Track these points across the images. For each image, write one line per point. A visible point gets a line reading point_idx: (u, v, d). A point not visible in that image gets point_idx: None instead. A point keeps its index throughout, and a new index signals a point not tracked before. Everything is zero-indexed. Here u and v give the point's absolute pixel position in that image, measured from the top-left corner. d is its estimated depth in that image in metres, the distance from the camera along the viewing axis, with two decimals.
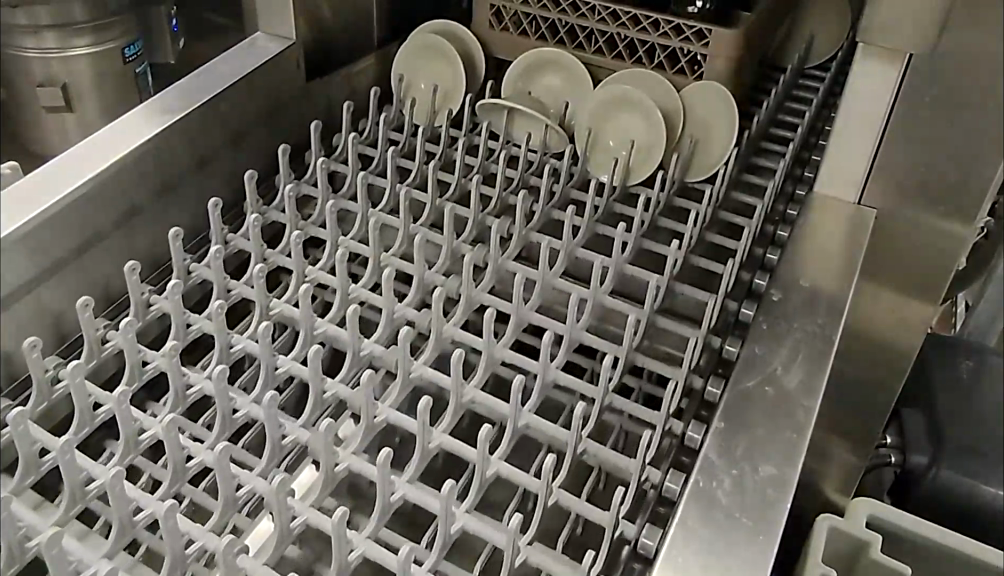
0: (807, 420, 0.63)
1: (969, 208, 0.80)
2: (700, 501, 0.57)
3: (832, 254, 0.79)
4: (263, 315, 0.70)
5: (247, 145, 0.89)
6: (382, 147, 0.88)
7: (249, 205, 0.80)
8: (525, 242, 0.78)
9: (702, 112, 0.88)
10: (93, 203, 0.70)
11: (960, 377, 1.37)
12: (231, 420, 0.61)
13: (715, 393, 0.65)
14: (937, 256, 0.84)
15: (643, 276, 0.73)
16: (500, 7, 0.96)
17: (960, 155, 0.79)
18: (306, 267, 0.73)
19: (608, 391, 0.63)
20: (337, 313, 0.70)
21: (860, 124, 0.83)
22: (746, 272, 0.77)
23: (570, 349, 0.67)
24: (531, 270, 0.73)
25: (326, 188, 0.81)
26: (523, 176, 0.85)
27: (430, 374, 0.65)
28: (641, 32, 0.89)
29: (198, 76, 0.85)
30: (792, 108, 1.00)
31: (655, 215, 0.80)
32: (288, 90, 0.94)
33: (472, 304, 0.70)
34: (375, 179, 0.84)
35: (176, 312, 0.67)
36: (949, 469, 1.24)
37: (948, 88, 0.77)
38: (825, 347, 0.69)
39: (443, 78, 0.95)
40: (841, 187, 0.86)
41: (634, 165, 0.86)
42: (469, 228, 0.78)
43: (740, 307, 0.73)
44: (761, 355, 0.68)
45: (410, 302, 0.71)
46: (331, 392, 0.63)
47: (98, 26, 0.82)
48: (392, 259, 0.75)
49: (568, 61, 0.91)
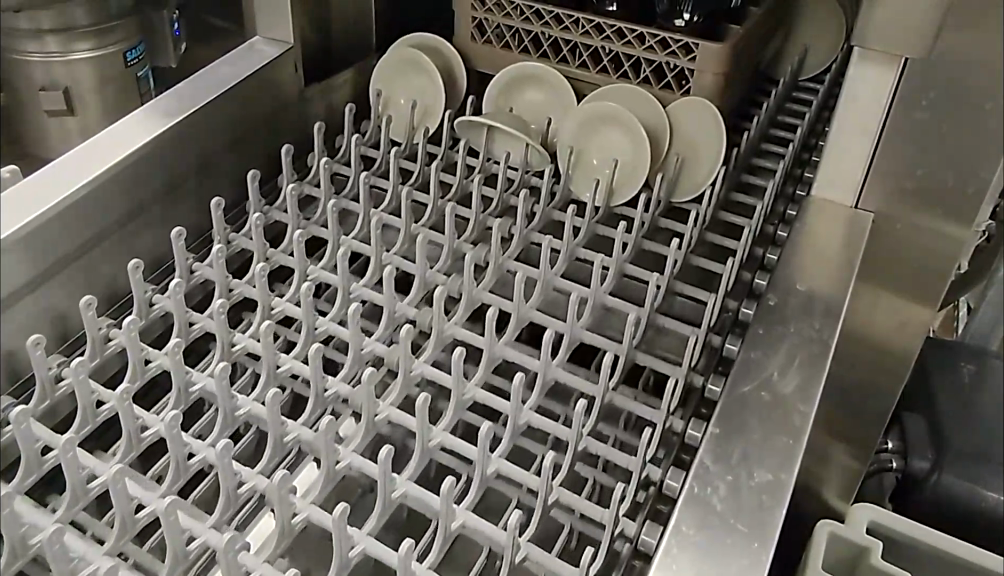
0: (803, 425, 0.63)
1: (968, 209, 0.82)
2: (696, 506, 0.57)
3: (833, 260, 0.78)
4: (226, 351, 0.67)
5: (245, 150, 0.89)
6: (355, 167, 0.85)
7: (215, 232, 0.77)
8: (501, 270, 0.76)
9: (693, 128, 0.87)
10: (93, 204, 0.70)
11: (961, 380, 1.36)
12: (186, 466, 0.59)
13: (695, 436, 0.64)
14: (936, 255, 0.84)
15: (623, 307, 0.71)
16: (483, 19, 0.96)
17: (963, 157, 0.80)
18: (271, 299, 0.71)
19: (582, 435, 0.61)
20: (304, 346, 0.68)
21: (856, 127, 0.82)
22: (733, 300, 0.75)
23: (544, 388, 0.65)
24: (505, 302, 0.71)
25: (295, 214, 0.79)
26: (503, 197, 0.84)
27: (397, 416, 0.63)
28: (627, 46, 0.88)
29: (195, 80, 0.85)
30: (784, 123, 1.00)
31: (639, 238, 0.78)
32: (284, 94, 0.93)
33: (444, 339, 0.68)
34: (348, 204, 0.82)
35: (132, 348, 0.64)
36: (950, 473, 1.23)
37: (948, 90, 0.77)
38: (822, 351, 0.69)
39: (423, 92, 0.94)
40: (838, 189, 0.84)
41: (619, 183, 0.86)
42: (444, 256, 0.76)
43: (725, 342, 0.71)
44: (757, 359, 0.68)
45: (380, 335, 0.69)
46: (292, 435, 0.61)
47: (102, 31, 0.82)
48: (361, 291, 0.73)
49: (552, 78, 0.92)
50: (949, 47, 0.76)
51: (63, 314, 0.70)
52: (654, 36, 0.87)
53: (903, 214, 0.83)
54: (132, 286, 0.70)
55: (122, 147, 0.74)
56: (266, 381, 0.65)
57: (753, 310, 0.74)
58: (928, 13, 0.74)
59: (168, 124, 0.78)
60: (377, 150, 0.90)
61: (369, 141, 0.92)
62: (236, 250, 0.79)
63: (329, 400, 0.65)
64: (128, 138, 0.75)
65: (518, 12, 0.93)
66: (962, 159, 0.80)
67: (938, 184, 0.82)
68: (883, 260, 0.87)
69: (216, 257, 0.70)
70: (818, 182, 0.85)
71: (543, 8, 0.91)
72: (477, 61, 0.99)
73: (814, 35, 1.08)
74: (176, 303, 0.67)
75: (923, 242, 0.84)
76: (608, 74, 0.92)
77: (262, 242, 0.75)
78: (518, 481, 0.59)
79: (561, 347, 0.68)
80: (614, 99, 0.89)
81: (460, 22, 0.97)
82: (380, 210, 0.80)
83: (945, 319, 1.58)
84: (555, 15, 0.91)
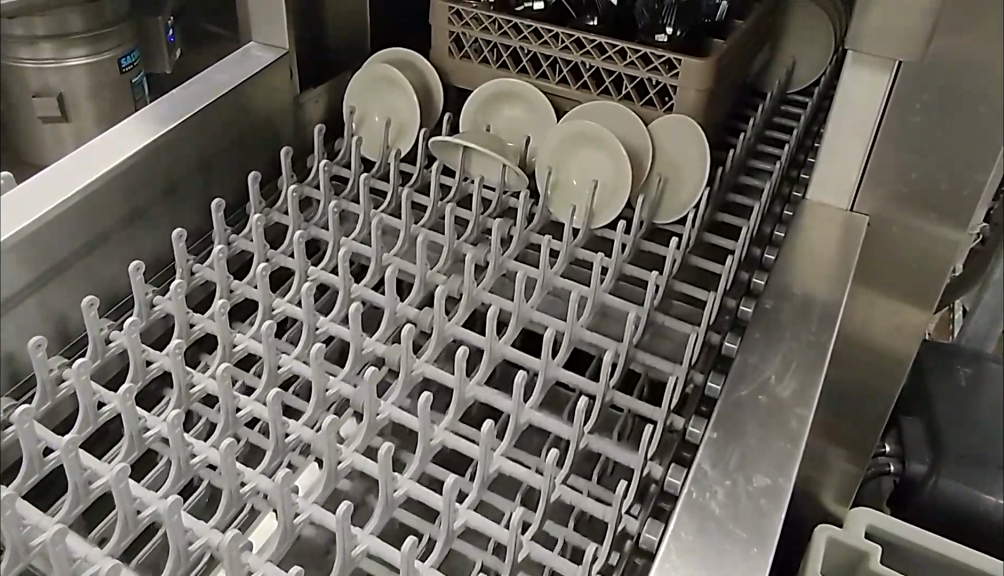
0: (800, 429, 0.63)
1: (963, 213, 0.81)
2: (694, 511, 0.57)
3: (830, 259, 0.79)
4: (184, 394, 0.63)
5: (240, 154, 0.89)
6: (325, 195, 0.82)
7: (177, 262, 0.73)
8: (476, 302, 0.73)
9: (678, 147, 0.87)
10: (91, 208, 0.70)
11: (959, 383, 1.36)
12: (135, 521, 0.56)
13: (675, 484, 0.61)
14: (930, 261, 0.84)
15: (602, 343, 0.68)
16: (461, 33, 0.96)
17: (948, 162, 0.80)
18: (233, 336, 0.67)
19: (555, 483, 0.58)
20: (265, 388, 0.64)
21: (851, 130, 0.82)
22: (715, 333, 0.72)
23: (518, 432, 0.62)
24: (477, 337, 0.68)
25: (261, 245, 0.75)
26: (480, 219, 0.82)
27: (361, 463, 0.59)
28: (607, 61, 0.88)
29: (192, 85, 0.85)
30: (773, 137, 1.00)
31: (621, 263, 0.76)
32: (275, 100, 0.93)
33: (413, 378, 0.65)
34: (318, 231, 0.79)
35: (84, 392, 0.60)
36: (949, 476, 1.23)
37: (938, 91, 0.77)
38: (819, 355, 0.69)
39: (394, 111, 0.92)
40: (834, 189, 0.85)
41: (600, 206, 0.85)
42: (415, 289, 0.73)
43: (706, 380, 0.68)
44: (754, 363, 0.68)
45: (345, 375, 0.66)
46: (250, 484, 0.58)
47: (97, 36, 0.82)
48: (328, 324, 0.69)
49: (532, 98, 0.92)
50: (943, 48, 0.75)
51: (60, 320, 0.69)
52: (635, 51, 0.87)
53: (899, 218, 0.84)
54: (87, 324, 0.66)
55: (126, 147, 0.74)
56: (224, 426, 0.61)
57: (749, 315, 0.74)
58: (916, 19, 0.75)
59: (164, 127, 0.78)
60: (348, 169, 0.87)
61: (342, 162, 0.91)
62: (198, 284, 0.74)
63: (291, 445, 0.61)
64: (130, 141, 0.75)
65: (496, 27, 0.93)
66: (959, 163, 0.79)
67: (940, 189, 0.81)
68: (882, 262, 0.87)
69: (175, 292, 0.67)
70: (814, 184, 0.85)
71: (521, 22, 0.91)
72: (456, 77, 0.99)
73: (805, 46, 1.09)
74: (131, 342, 0.63)
75: (924, 245, 0.84)
76: (589, 90, 0.92)
77: (225, 275, 0.71)
78: (487, 535, 0.56)
79: (535, 389, 0.65)
80: (594, 118, 0.89)
81: (436, 39, 0.97)
82: (350, 239, 0.78)
83: (943, 322, 1.58)
84: (534, 30, 0.91)
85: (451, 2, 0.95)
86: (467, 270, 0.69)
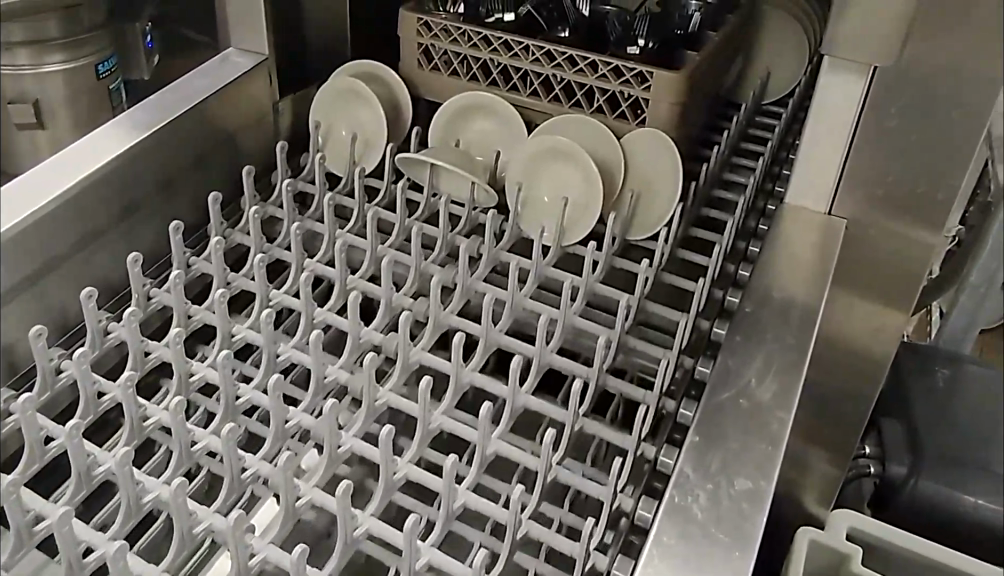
0: (782, 432, 0.63)
1: (937, 215, 0.82)
2: (676, 516, 0.57)
3: (807, 267, 0.78)
4: (135, 428, 0.61)
5: (218, 161, 0.88)
6: (290, 214, 0.80)
7: (132, 288, 0.70)
8: (442, 326, 0.71)
9: (651, 159, 0.87)
10: (70, 215, 0.69)
11: (937, 385, 1.38)
12: (82, 564, 0.53)
13: (646, 518, 0.59)
14: (906, 264, 0.85)
15: (572, 369, 0.67)
16: (430, 45, 0.96)
17: (923, 166, 0.81)
18: (190, 365, 0.65)
19: (522, 519, 0.56)
20: (220, 422, 0.62)
21: (830, 134, 0.82)
22: (688, 357, 0.71)
23: (484, 464, 0.60)
24: (443, 363, 0.66)
25: (221, 268, 0.72)
26: (448, 237, 0.80)
27: (320, 500, 0.57)
28: (578, 74, 0.89)
29: (171, 90, 0.85)
30: (748, 149, 1.01)
31: (593, 282, 0.75)
32: (252, 106, 0.92)
33: (377, 410, 0.63)
34: (281, 253, 0.77)
35: (30, 431, 0.57)
36: (928, 478, 1.24)
37: (914, 95, 0.78)
38: (798, 358, 0.69)
39: (360, 124, 0.91)
40: (815, 193, 0.85)
41: (570, 224, 0.85)
42: (381, 313, 0.71)
43: (679, 407, 0.67)
44: (735, 366, 0.68)
45: (304, 406, 0.63)
46: (203, 524, 0.55)
47: (74, 43, 0.81)
48: (288, 350, 0.67)
49: (504, 112, 0.92)
50: (919, 51, 0.76)
51: (22, 338, 0.68)
52: (606, 63, 0.87)
53: (882, 220, 0.84)
54: (36, 355, 0.63)
55: (106, 150, 0.74)
56: (176, 462, 0.60)
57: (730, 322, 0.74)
58: (896, 23, 0.74)
59: (143, 134, 0.77)
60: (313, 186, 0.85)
61: (307, 179, 0.89)
62: (155, 309, 0.72)
63: (248, 481, 0.59)
64: (111, 145, 0.75)
65: (465, 39, 0.93)
66: (934, 167, 0.80)
67: (924, 190, 0.82)
68: (866, 265, 0.87)
69: (127, 319, 0.64)
70: (795, 188, 0.85)
71: (492, 34, 0.91)
72: (436, 85, 0.98)
73: (778, 54, 1.10)
74: (81, 373, 0.60)
75: (909, 247, 0.85)
76: (560, 102, 0.92)
77: (183, 300, 0.69)
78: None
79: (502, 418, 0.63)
80: (567, 132, 0.89)
81: (405, 50, 0.97)
82: (314, 260, 0.76)
83: (922, 322, 1.59)
84: (504, 42, 0.92)
85: (419, 14, 0.95)
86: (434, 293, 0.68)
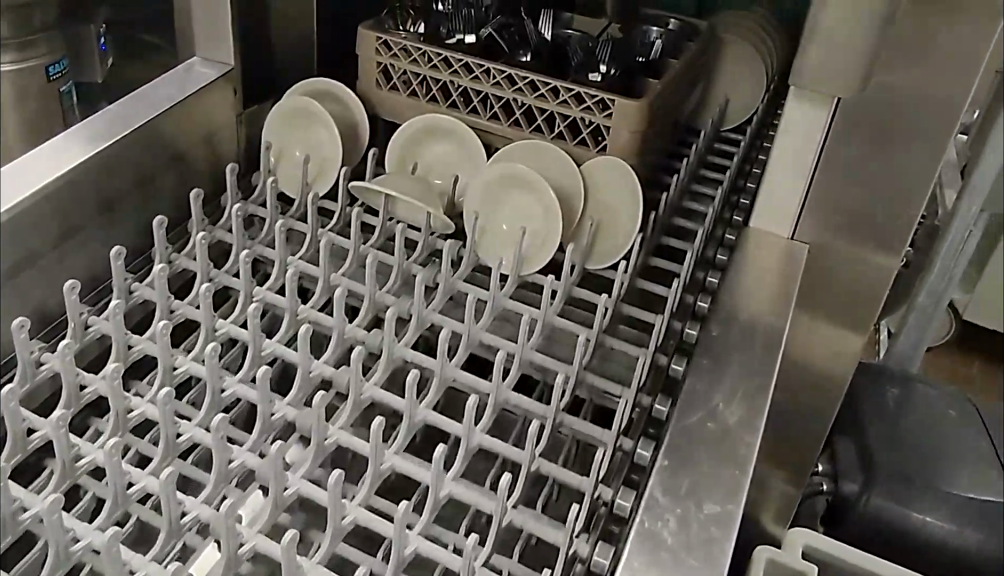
0: (749, 456, 0.64)
1: (897, 241, 0.84)
2: (646, 541, 0.57)
3: (768, 296, 0.79)
4: (66, 469, 0.58)
5: (179, 172, 0.86)
6: (239, 240, 0.78)
7: (68, 316, 0.66)
8: (396, 361, 0.69)
9: (612, 188, 0.88)
10: (22, 227, 0.66)
11: (886, 403, 1.41)
12: None
13: (602, 565, 0.56)
14: (867, 288, 0.87)
15: (528, 408, 0.65)
16: (389, 64, 0.96)
17: (886, 193, 0.83)
18: (128, 401, 0.63)
19: (475, 566, 0.55)
20: (160, 461, 0.60)
21: (794, 162, 0.84)
22: (646, 395, 0.69)
23: (437, 508, 0.58)
24: (395, 401, 0.64)
25: (165, 296, 0.70)
26: (403, 265, 0.79)
27: (265, 547, 0.55)
28: (540, 99, 0.90)
29: (129, 101, 0.82)
30: (707, 176, 1.02)
31: (550, 314, 0.74)
32: (218, 116, 0.90)
33: (325, 452, 0.61)
34: (229, 280, 0.75)
35: None
36: (880, 496, 1.26)
37: (878, 125, 0.80)
38: (764, 382, 0.70)
39: (313, 146, 0.89)
40: (780, 218, 0.86)
41: (529, 252, 0.84)
42: (332, 345, 0.69)
43: (636, 447, 0.65)
44: (701, 390, 0.69)
45: (251, 445, 0.61)
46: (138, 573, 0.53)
47: (23, 44, 0.83)
48: (234, 384, 0.65)
49: (464, 138, 0.92)
50: (884, 82, 0.78)
51: None
52: (568, 89, 0.88)
53: (844, 246, 0.86)
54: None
55: (67, 159, 0.71)
56: (112, 504, 0.57)
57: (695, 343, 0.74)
58: (862, 56, 0.75)
59: (105, 143, 0.75)
60: (264, 208, 0.83)
61: (257, 202, 0.87)
62: (92, 338, 0.68)
63: (188, 525, 0.57)
64: (72, 154, 0.72)
65: (425, 60, 0.93)
66: (895, 194, 0.82)
67: (884, 217, 0.84)
68: (829, 288, 0.89)
69: (61, 351, 0.61)
70: (760, 213, 0.87)
71: (452, 56, 0.92)
72: (398, 104, 0.97)
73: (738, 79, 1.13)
74: (10, 411, 0.57)
75: (870, 273, 0.87)
76: (520, 127, 0.93)
77: (122, 330, 0.66)
78: None
79: (457, 459, 0.62)
80: (526, 158, 0.90)
81: (363, 68, 0.97)
82: (264, 288, 0.74)
83: (869, 343, 1.63)
84: (464, 64, 0.92)
85: (378, 32, 0.94)
86: (387, 327, 0.67)
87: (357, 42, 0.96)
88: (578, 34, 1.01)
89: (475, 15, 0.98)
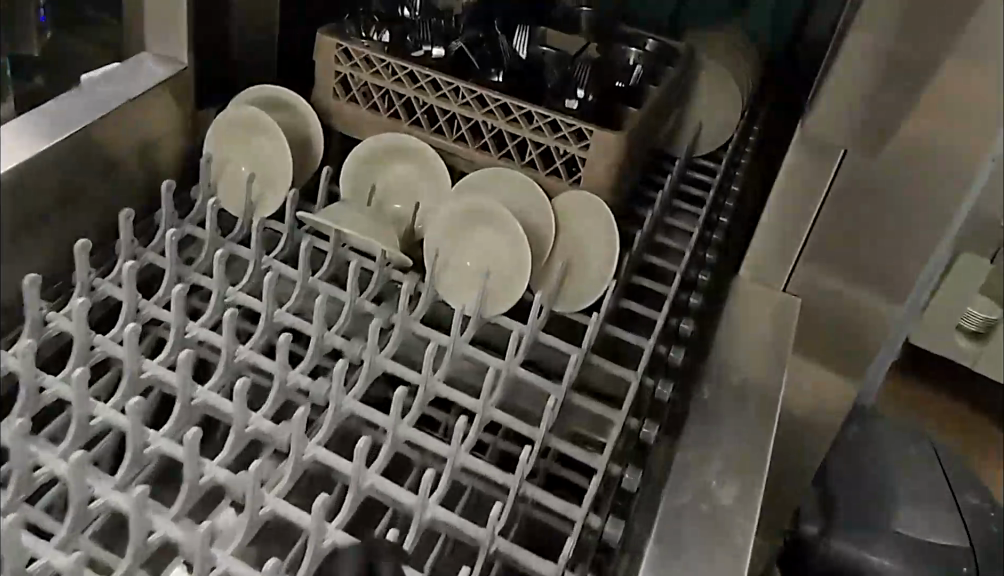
0: (746, 542, 0.59)
1: (890, 306, 0.81)
2: None
3: (752, 352, 0.75)
4: None
5: (116, 184, 0.78)
6: (173, 267, 0.71)
7: None
8: (343, 416, 0.64)
9: (582, 227, 0.83)
10: None
11: (847, 439, 1.40)
12: None
13: None
14: (857, 345, 0.84)
15: (487, 475, 0.62)
16: (348, 74, 0.90)
17: (885, 257, 0.80)
18: (35, 459, 0.58)
19: None
20: (65, 531, 0.54)
21: (803, 205, 0.81)
22: (616, 466, 0.66)
23: None
24: (342, 465, 0.59)
25: (85, 332, 0.64)
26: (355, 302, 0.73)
27: None
28: (511, 123, 0.85)
29: (66, 100, 0.74)
30: (680, 209, 0.98)
31: (514, 367, 0.70)
32: (161, 123, 0.82)
33: (258, 524, 0.55)
34: (158, 313, 0.68)
35: None
36: (839, 538, 1.24)
37: (880, 186, 0.77)
38: (758, 453, 0.66)
39: (258, 160, 0.80)
40: (780, 264, 0.84)
41: (493, 292, 0.78)
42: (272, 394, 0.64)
43: (602, 525, 0.62)
44: (693, 463, 0.64)
45: (175, 514, 0.55)
46: None
47: None
48: (158, 439, 0.59)
49: (425, 161, 0.85)
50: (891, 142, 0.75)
51: None
52: (542, 115, 0.83)
53: (849, 303, 0.82)
54: None
55: None
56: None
57: (688, 412, 0.70)
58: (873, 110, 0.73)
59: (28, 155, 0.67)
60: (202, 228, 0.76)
61: (195, 221, 0.79)
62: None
63: None
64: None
65: (389, 72, 0.88)
66: (892, 258, 0.79)
67: (892, 282, 0.80)
68: (831, 342, 0.85)
69: None
70: (762, 257, 0.85)
71: (418, 72, 0.86)
72: (359, 117, 0.91)
73: (715, 106, 1.09)
74: None
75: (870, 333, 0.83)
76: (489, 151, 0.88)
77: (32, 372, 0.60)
78: None
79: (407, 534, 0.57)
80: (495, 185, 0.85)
81: (319, 74, 0.91)
82: (198, 324, 0.68)
83: None
84: (431, 80, 0.87)
85: (339, 40, 0.89)
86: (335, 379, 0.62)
87: (315, 52, 0.90)
88: (554, 53, 0.95)
89: (444, 26, 0.92)
